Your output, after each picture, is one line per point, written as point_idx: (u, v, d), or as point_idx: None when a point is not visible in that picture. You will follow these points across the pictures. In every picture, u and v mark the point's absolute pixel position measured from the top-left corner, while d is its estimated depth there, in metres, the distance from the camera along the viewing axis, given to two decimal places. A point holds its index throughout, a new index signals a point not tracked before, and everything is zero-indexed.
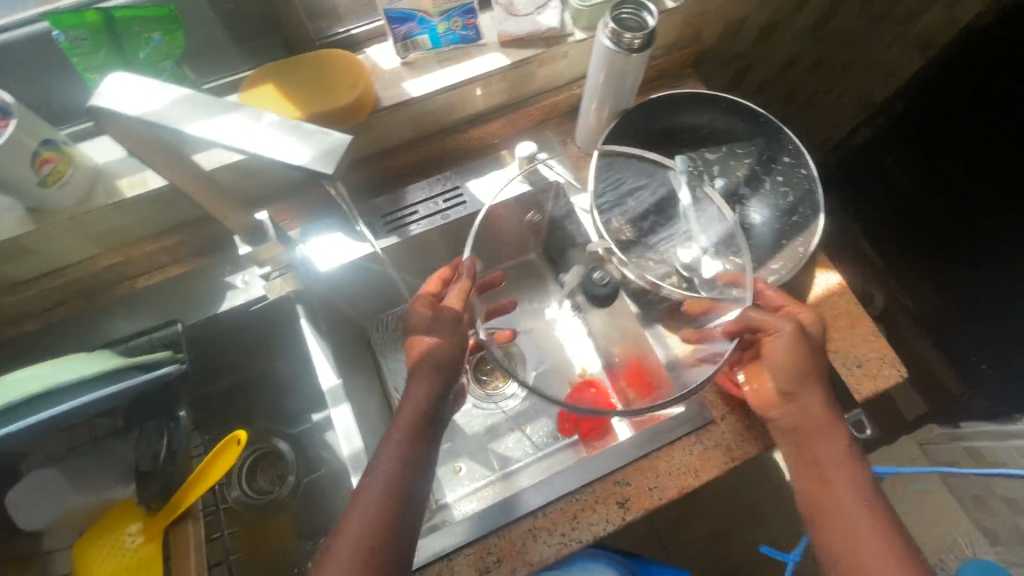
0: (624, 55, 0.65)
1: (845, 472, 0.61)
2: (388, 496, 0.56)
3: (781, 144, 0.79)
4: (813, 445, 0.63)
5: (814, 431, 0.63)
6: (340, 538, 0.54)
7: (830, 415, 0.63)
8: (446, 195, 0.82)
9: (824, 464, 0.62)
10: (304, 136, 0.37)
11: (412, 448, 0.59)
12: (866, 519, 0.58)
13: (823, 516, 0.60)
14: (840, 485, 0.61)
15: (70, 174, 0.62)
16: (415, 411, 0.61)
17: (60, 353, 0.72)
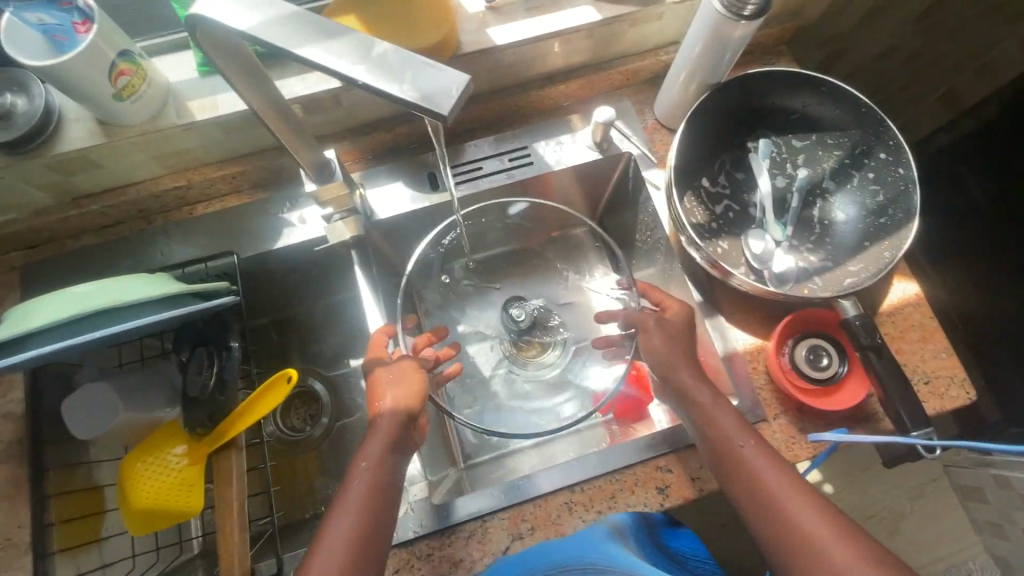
0: (732, 22, 0.61)
1: (772, 466, 0.56)
2: (366, 506, 0.56)
3: (881, 137, 0.72)
4: (724, 445, 0.58)
5: (720, 430, 0.59)
6: (323, 539, 0.54)
7: (719, 420, 0.59)
8: (513, 154, 0.79)
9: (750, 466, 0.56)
10: (420, 72, 0.34)
11: (393, 457, 0.60)
12: (804, 510, 0.53)
13: (762, 519, 0.54)
14: (767, 479, 0.55)
15: (144, 89, 0.61)
16: (391, 424, 0.61)
17: (116, 270, 0.72)
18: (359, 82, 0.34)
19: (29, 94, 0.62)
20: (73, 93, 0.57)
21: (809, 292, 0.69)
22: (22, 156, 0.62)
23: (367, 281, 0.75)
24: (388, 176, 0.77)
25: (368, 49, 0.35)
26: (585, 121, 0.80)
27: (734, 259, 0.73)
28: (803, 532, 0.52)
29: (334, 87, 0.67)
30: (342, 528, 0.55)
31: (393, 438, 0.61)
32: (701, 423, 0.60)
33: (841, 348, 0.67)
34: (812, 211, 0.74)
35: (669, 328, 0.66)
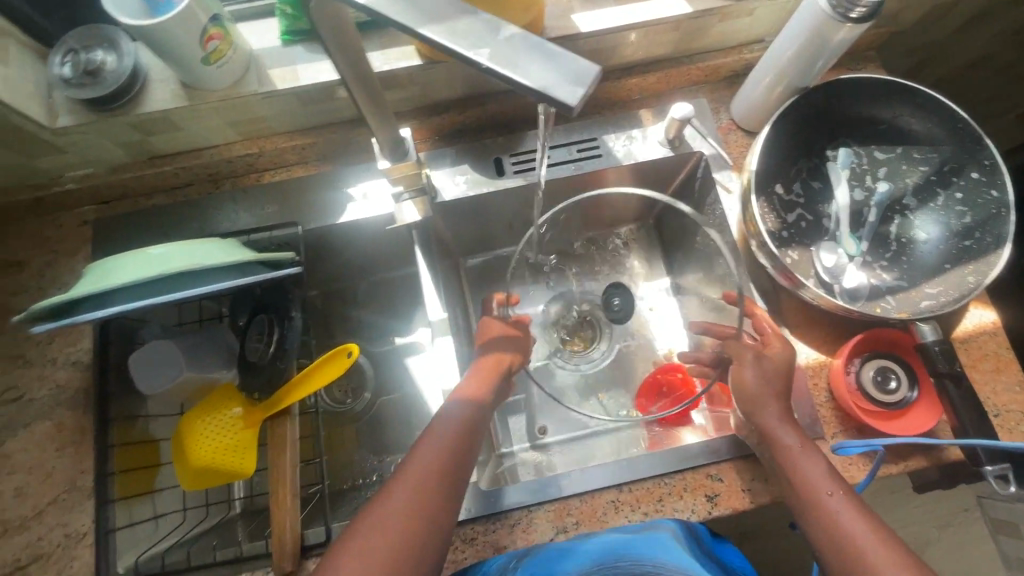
0: (837, 23, 0.59)
1: (848, 502, 0.54)
2: (412, 506, 0.53)
3: (974, 157, 0.68)
4: (795, 477, 0.57)
5: (791, 460, 0.58)
6: (383, 505, 0.53)
7: (792, 449, 0.58)
8: (582, 145, 0.77)
9: (818, 494, 0.55)
10: (550, 59, 0.33)
11: (461, 453, 0.58)
12: (887, 554, 0.50)
13: (834, 557, 0.52)
14: (840, 514, 0.53)
15: (230, 55, 0.61)
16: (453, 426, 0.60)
17: (184, 231, 0.73)
18: (483, 66, 0.34)
19: (119, 52, 0.63)
20: (166, 54, 0.57)
21: (879, 311, 0.67)
22: (109, 113, 0.63)
23: (426, 262, 0.76)
24: (453, 158, 0.76)
25: (495, 32, 0.34)
26: (657, 117, 0.78)
27: (804, 270, 0.70)
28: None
29: (415, 65, 0.66)
30: (403, 495, 0.53)
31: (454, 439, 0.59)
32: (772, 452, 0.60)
33: (910, 372, 0.65)
34: (889, 228, 0.71)
35: (767, 369, 0.64)
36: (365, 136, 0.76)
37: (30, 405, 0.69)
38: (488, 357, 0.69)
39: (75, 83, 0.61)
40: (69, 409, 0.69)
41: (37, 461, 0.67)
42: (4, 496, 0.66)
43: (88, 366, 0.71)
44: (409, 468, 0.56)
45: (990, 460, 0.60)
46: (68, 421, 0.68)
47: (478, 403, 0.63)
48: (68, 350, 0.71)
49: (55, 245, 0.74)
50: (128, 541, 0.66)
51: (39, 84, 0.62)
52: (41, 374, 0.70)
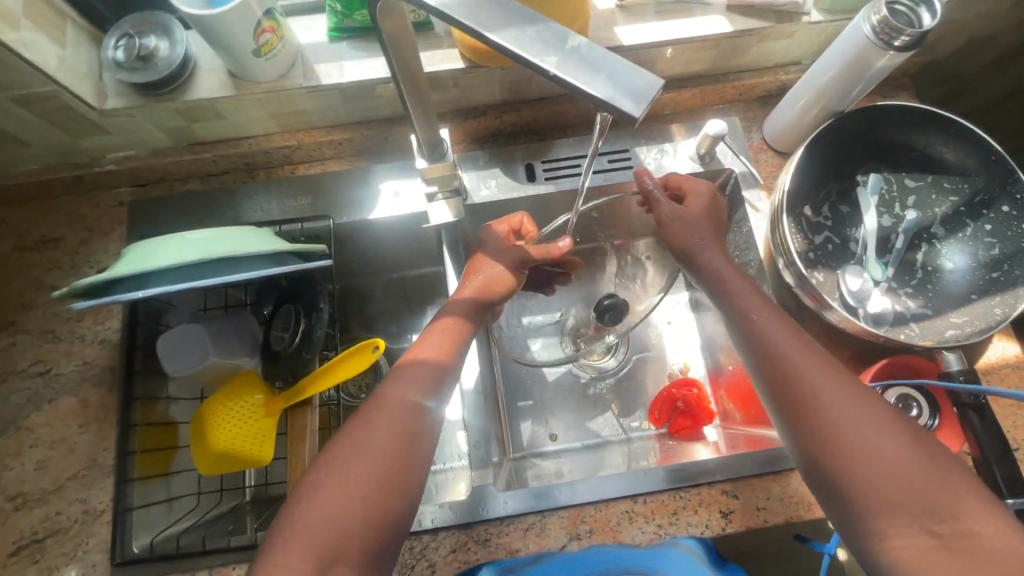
0: (880, 50, 0.59)
1: (849, 387, 0.50)
2: (363, 493, 0.49)
3: (1006, 189, 0.69)
4: (788, 369, 0.53)
5: (782, 354, 0.54)
6: (319, 499, 0.49)
7: (784, 340, 0.54)
8: (614, 155, 0.78)
9: (812, 387, 0.51)
10: (615, 70, 0.34)
11: (389, 456, 0.51)
12: (898, 442, 0.47)
13: (836, 447, 0.48)
14: (844, 403, 0.50)
15: (279, 49, 0.62)
16: (405, 413, 0.54)
17: (217, 217, 0.74)
18: (549, 74, 0.35)
19: (172, 39, 0.65)
20: (220, 45, 0.59)
21: (903, 338, 0.67)
22: (157, 98, 0.65)
23: (454, 262, 0.76)
24: (484, 161, 0.77)
25: (562, 42, 0.35)
26: (688, 132, 0.79)
27: (829, 292, 0.70)
28: (893, 464, 0.46)
29: (458, 68, 0.68)
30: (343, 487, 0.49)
31: (403, 424, 0.53)
32: (758, 348, 0.55)
33: (932, 401, 0.65)
34: (916, 255, 0.72)
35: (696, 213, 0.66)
36: (400, 135, 0.77)
37: (57, 379, 0.70)
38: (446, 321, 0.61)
39: (127, 67, 0.63)
40: (94, 386, 0.70)
41: (60, 436, 0.68)
42: (25, 468, 0.67)
43: (115, 345, 0.72)
44: (353, 454, 0.51)
45: (1011, 494, 0.59)
46: (92, 399, 0.69)
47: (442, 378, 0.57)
48: (97, 327, 0.72)
49: (90, 225, 0.75)
50: (143, 522, 0.67)
51: (92, 65, 0.64)
52: (68, 350, 0.71)
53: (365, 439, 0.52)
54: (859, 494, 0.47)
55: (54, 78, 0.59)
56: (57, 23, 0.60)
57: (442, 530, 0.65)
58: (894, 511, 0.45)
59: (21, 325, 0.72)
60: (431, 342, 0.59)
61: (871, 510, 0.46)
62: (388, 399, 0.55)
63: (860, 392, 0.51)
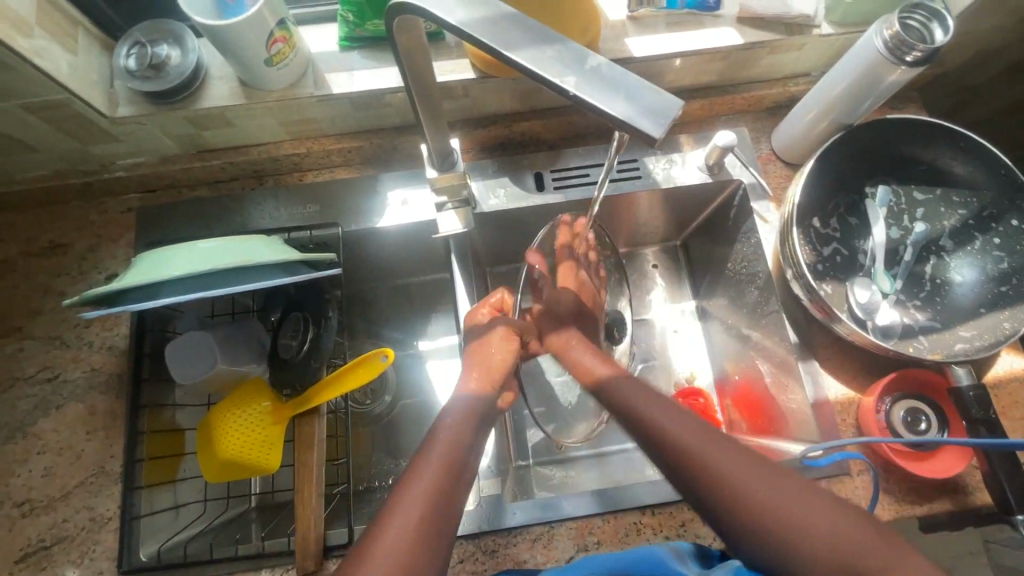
0: (892, 65, 0.59)
1: (709, 433, 0.54)
2: (429, 509, 0.51)
3: (1015, 203, 0.69)
4: (654, 427, 0.56)
5: (648, 414, 0.57)
6: (408, 487, 0.53)
7: (648, 401, 0.58)
8: (622, 164, 0.78)
9: (705, 461, 0.52)
10: (634, 90, 0.34)
11: (462, 451, 0.58)
12: (768, 476, 0.50)
13: (725, 504, 0.50)
14: (708, 447, 0.52)
15: (291, 58, 0.62)
16: (453, 444, 0.58)
17: (225, 224, 0.74)
18: (568, 93, 0.35)
19: (183, 47, 0.65)
20: (233, 54, 0.59)
21: (912, 352, 0.67)
22: (168, 105, 0.65)
23: (462, 271, 0.76)
24: (493, 169, 0.77)
25: (581, 62, 0.35)
26: (697, 143, 0.79)
27: (838, 304, 0.70)
28: (768, 498, 0.49)
29: (468, 78, 0.68)
30: (427, 476, 0.54)
31: (455, 451, 0.57)
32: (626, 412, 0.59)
33: (942, 415, 0.65)
34: (924, 268, 0.72)
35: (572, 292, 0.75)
36: (409, 144, 0.77)
37: (64, 385, 0.70)
38: (484, 360, 0.69)
39: (139, 75, 0.63)
40: (101, 393, 0.70)
41: (67, 443, 0.68)
42: (32, 475, 0.67)
43: (122, 351, 0.72)
44: (432, 451, 0.57)
45: (1021, 510, 0.59)
46: (99, 406, 0.69)
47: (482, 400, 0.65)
48: (105, 334, 0.72)
49: (98, 231, 0.75)
50: (149, 529, 0.66)
51: (103, 73, 0.64)
52: (75, 356, 0.71)
53: (438, 441, 0.58)
54: (749, 538, 0.48)
55: (67, 86, 0.59)
56: (69, 31, 0.60)
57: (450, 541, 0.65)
58: (797, 551, 0.47)
59: (29, 331, 0.71)
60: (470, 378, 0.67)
61: (767, 550, 0.48)
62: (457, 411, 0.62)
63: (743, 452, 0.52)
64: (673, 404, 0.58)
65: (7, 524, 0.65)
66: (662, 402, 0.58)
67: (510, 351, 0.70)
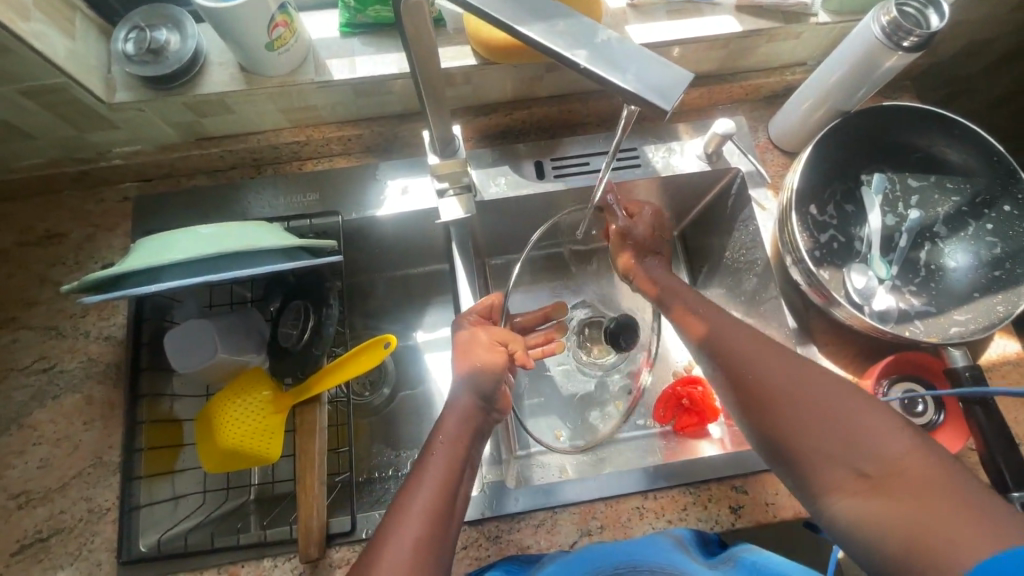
0: (890, 51, 0.60)
1: (789, 367, 0.53)
2: (435, 506, 0.51)
3: (1009, 189, 0.70)
4: (708, 336, 0.60)
5: (705, 327, 0.61)
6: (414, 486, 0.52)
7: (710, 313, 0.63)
8: (622, 153, 0.78)
9: (783, 387, 0.52)
10: (643, 63, 0.35)
11: (466, 449, 0.57)
12: (801, 381, 0.52)
13: (797, 427, 0.50)
14: (751, 353, 0.56)
15: (292, 43, 0.62)
16: (461, 430, 0.58)
17: (223, 213, 0.73)
18: (579, 67, 0.35)
19: (182, 32, 0.64)
20: (234, 38, 0.58)
21: (909, 335, 0.68)
22: (166, 91, 0.64)
23: (463, 259, 0.76)
24: (493, 158, 0.77)
25: (591, 36, 0.35)
26: (695, 132, 0.79)
27: (835, 290, 0.71)
28: (794, 399, 0.51)
29: (471, 65, 0.68)
30: (433, 475, 0.53)
31: (463, 439, 0.57)
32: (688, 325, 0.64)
33: (938, 398, 0.66)
34: (920, 254, 0.73)
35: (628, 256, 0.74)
36: (410, 132, 0.76)
37: (60, 376, 0.69)
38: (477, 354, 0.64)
39: (138, 60, 0.62)
40: (99, 383, 0.69)
41: (64, 434, 0.67)
42: (28, 466, 0.66)
43: (120, 341, 0.71)
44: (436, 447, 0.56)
45: (1016, 488, 0.59)
46: (97, 396, 0.68)
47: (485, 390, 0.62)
48: (102, 324, 0.71)
49: (95, 220, 0.74)
50: (149, 520, 0.66)
51: (101, 59, 0.63)
52: (72, 347, 0.70)
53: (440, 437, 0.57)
54: (817, 461, 0.49)
55: (64, 71, 0.58)
56: (66, 14, 0.59)
57: None
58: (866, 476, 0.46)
59: (24, 321, 0.70)
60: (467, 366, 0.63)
61: (836, 483, 0.47)
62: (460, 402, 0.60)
63: (826, 383, 0.51)
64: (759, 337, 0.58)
65: (3, 516, 0.64)
66: (748, 332, 0.58)
67: (496, 355, 0.64)
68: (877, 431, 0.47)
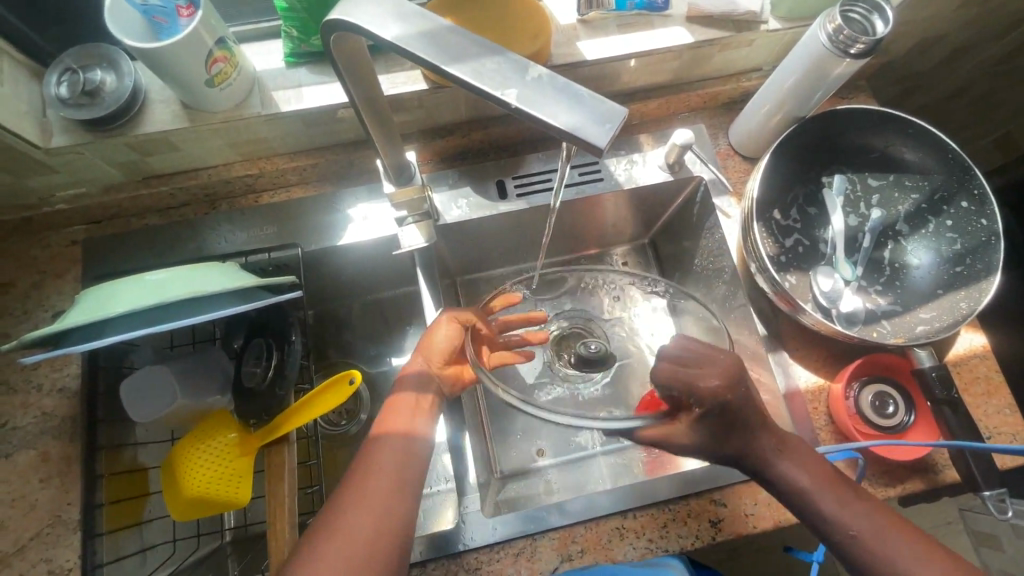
0: (837, 58, 0.60)
1: (858, 515, 0.51)
2: (357, 544, 0.50)
3: (964, 185, 0.71)
4: (813, 511, 0.52)
5: (801, 496, 0.53)
6: (337, 521, 0.51)
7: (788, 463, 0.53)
8: (583, 168, 0.77)
9: (856, 539, 0.50)
10: (576, 100, 0.34)
11: (397, 484, 0.54)
12: (872, 529, 0.50)
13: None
14: (815, 495, 0.52)
15: (234, 77, 0.60)
16: (390, 475, 0.54)
17: (177, 252, 0.71)
18: (510, 106, 0.34)
19: (118, 72, 0.62)
20: (170, 77, 0.56)
21: (876, 336, 0.68)
22: (107, 133, 0.62)
23: (430, 285, 0.74)
24: (454, 180, 0.76)
25: (523, 73, 0.35)
26: (656, 142, 0.79)
27: (802, 294, 0.71)
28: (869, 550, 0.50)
29: (422, 89, 0.67)
30: (358, 512, 0.51)
31: (390, 476, 0.54)
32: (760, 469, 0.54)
33: (909, 397, 0.66)
34: (883, 253, 0.73)
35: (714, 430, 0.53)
36: (367, 158, 0.75)
37: (13, 433, 0.66)
38: (406, 395, 0.61)
39: (72, 104, 0.60)
40: (55, 438, 0.66)
41: (20, 494, 0.64)
42: None
43: (75, 392, 0.68)
44: (364, 477, 0.54)
45: (987, 485, 0.61)
46: (52, 452, 0.66)
47: (420, 437, 0.58)
48: (55, 375, 0.68)
49: (42, 267, 0.71)
50: None
51: (34, 103, 0.61)
52: (24, 402, 0.67)
53: (368, 468, 0.54)
54: None
55: None
56: None
57: (431, 562, 0.64)
58: None
59: None
60: (403, 413, 0.59)
61: None
62: (390, 436, 0.57)
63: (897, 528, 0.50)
64: (810, 464, 0.53)
65: None
66: (797, 458, 0.54)
67: (423, 420, 0.60)
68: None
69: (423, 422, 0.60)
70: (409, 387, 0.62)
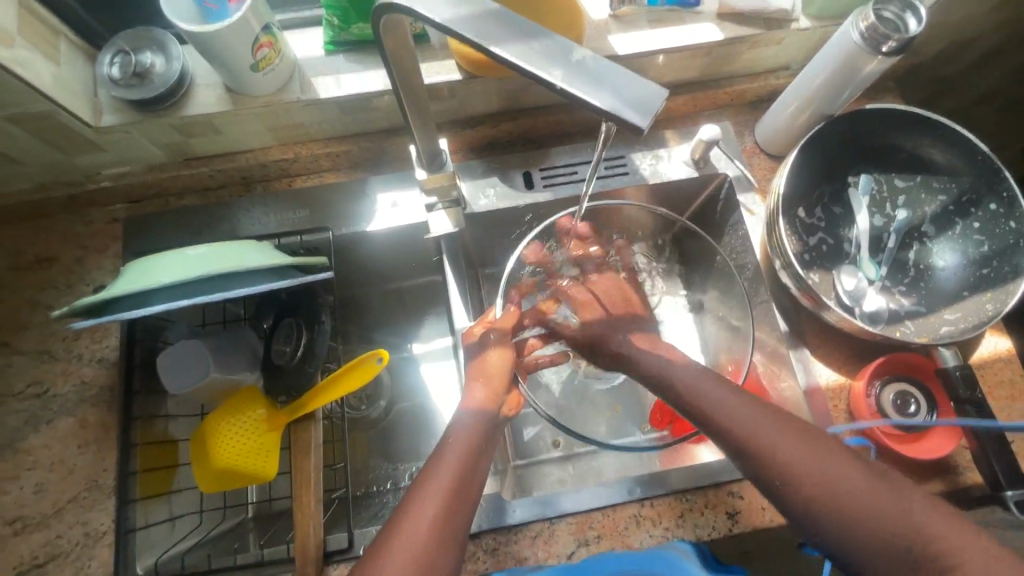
0: (869, 55, 0.61)
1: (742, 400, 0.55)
2: (429, 535, 0.50)
3: (993, 188, 0.70)
4: (703, 404, 0.57)
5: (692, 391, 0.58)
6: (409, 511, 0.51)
7: (747, 414, 0.54)
8: (610, 162, 0.79)
9: (740, 423, 0.54)
10: (618, 80, 0.35)
11: (465, 473, 0.54)
12: (756, 413, 0.54)
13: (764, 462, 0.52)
14: (705, 388, 0.58)
15: (277, 63, 0.62)
16: (455, 468, 0.54)
17: (213, 231, 0.74)
18: (556, 86, 0.36)
19: (167, 55, 0.65)
20: (217, 60, 0.58)
21: (898, 335, 0.69)
22: (154, 114, 0.64)
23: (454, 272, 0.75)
24: (482, 170, 0.77)
25: (567, 55, 0.36)
26: (682, 138, 0.80)
27: (826, 291, 0.72)
28: (750, 429, 0.53)
29: (455, 78, 0.68)
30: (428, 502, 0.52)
31: (458, 467, 0.55)
32: (708, 418, 0.56)
33: (931, 397, 0.67)
34: (908, 254, 0.73)
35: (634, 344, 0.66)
36: (399, 146, 0.77)
37: (54, 400, 0.69)
38: (490, 357, 0.65)
39: (123, 84, 0.63)
40: (92, 406, 0.69)
41: (58, 458, 0.67)
42: (23, 491, 0.65)
43: (113, 363, 0.71)
44: (432, 471, 0.55)
45: (1010, 485, 0.60)
46: (91, 418, 0.68)
47: (488, 414, 0.60)
48: (95, 346, 0.71)
49: (85, 242, 0.74)
50: (146, 541, 0.66)
51: (87, 84, 0.63)
52: (65, 370, 0.70)
53: (438, 464, 0.55)
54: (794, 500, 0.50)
55: (50, 97, 0.58)
56: (51, 40, 0.60)
57: None
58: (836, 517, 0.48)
59: (16, 346, 0.70)
60: (476, 389, 0.63)
61: (814, 526, 0.49)
62: (462, 427, 0.59)
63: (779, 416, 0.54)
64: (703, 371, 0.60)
65: None
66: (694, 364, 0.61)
67: (498, 394, 0.63)
68: (836, 468, 0.49)
69: (496, 395, 0.63)
70: (492, 355, 0.65)
